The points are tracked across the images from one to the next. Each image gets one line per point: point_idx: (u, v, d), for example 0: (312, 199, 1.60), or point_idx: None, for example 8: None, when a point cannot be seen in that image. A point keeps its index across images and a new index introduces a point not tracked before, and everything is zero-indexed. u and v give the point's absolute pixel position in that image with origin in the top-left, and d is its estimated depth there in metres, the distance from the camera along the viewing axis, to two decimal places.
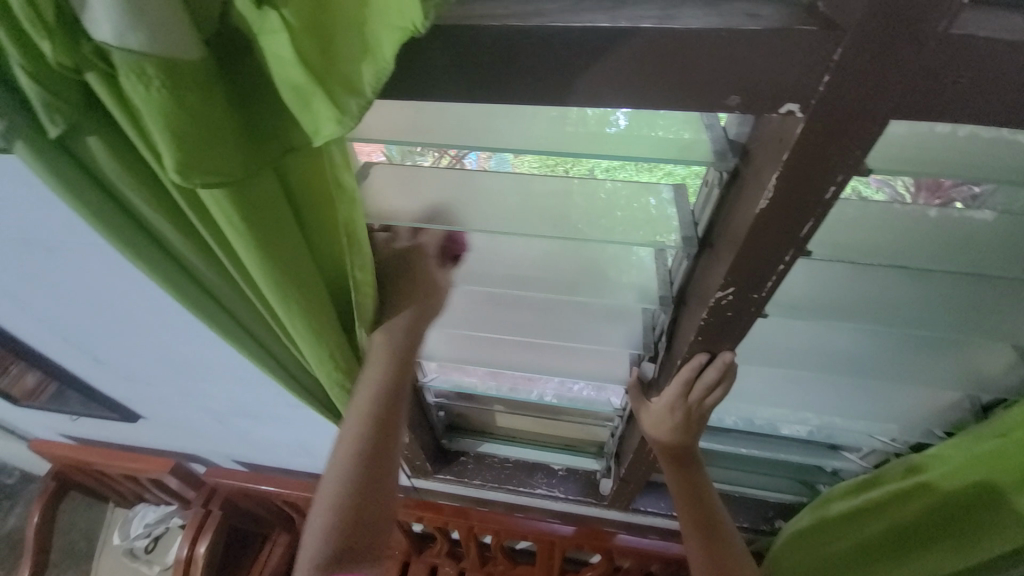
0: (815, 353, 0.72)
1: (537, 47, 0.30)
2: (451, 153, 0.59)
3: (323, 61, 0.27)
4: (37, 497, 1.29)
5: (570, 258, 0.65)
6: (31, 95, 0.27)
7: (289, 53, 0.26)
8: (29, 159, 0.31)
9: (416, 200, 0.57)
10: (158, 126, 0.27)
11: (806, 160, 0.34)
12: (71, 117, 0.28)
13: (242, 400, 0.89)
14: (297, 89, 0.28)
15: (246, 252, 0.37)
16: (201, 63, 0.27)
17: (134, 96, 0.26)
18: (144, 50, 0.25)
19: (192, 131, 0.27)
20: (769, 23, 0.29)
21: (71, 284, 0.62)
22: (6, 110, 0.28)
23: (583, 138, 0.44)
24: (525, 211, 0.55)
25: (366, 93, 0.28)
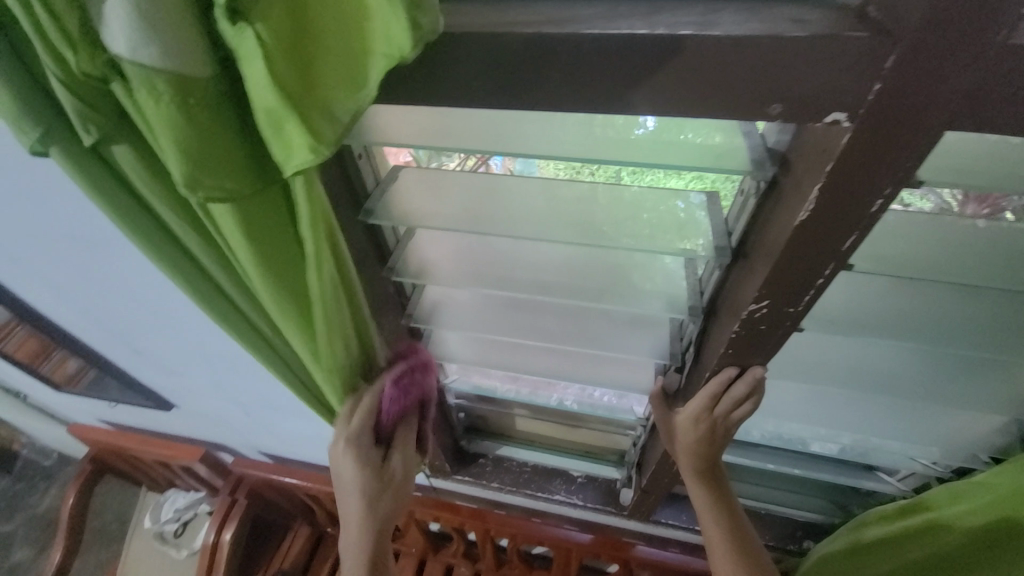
0: (853, 370, 0.69)
1: (573, 56, 0.29)
2: (476, 155, 0.59)
3: (302, 87, 0.27)
4: (74, 478, 1.38)
5: (595, 265, 0.64)
6: (66, 104, 0.28)
7: (263, 79, 0.26)
8: (64, 163, 0.32)
9: (444, 202, 0.57)
10: (167, 140, 0.27)
11: (846, 174, 0.33)
12: (103, 127, 0.29)
13: (268, 394, 0.92)
14: (269, 112, 0.27)
15: (250, 266, 0.37)
16: (212, 81, 0.27)
17: (145, 110, 0.27)
18: (156, 66, 0.25)
19: (200, 145, 0.28)
20: (816, 29, 0.27)
21: (112, 279, 0.65)
22: (45, 118, 0.30)
23: (615, 144, 0.43)
24: (551, 215, 0.55)
25: (339, 121, 0.28)
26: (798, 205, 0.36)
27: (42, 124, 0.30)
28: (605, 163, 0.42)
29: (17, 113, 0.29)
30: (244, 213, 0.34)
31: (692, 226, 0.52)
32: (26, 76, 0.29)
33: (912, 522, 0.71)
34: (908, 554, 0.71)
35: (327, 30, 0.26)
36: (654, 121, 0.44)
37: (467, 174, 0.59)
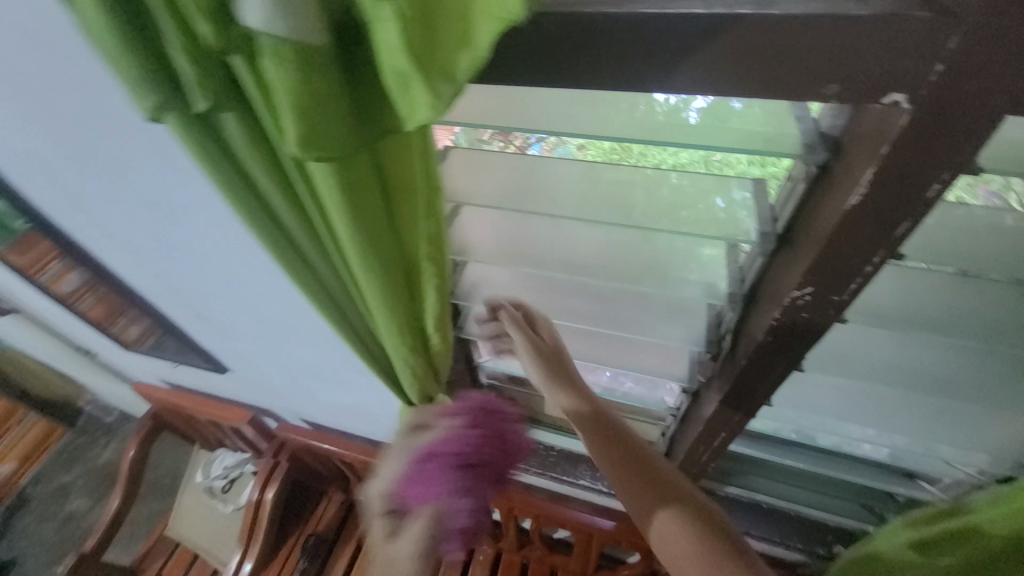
0: (900, 369, 0.67)
1: (630, 33, 0.30)
2: (516, 140, 0.61)
3: (426, 49, 0.27)
4: (136, 433, 1.52)
5: (633, 255, 0.64)
6: (188, 74, 0.29)
7: (398, 43, 0.26)
8: (175, 128, 0.34)
9: (486, 183, 0.60)
10: (286, 101, 0.29)
11: (910, 157, 0.32)
12: (216, 95, 0.31)
13: (316, 363, 0.98)
14: (398, 74, 0.27)
15: (340, 225, 0.39)
16: (326, 46, 0.28)
17: (274, 78, 0.29)
18: (283, 34, 0.26)
19: (312, 107, 0.29)
20: (880, 8, 0.27)
21: (185, 246, 0.71)
22: (164, 88, 0.31)
23: (665, 129, 0.43)
24: (588, 200, 0.56)
25: (459, 80, 0.27)
26: (849, 190, 0.36)
27: (160, 93, 0.31)
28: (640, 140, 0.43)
29: (136, 82, 0.30)
30: (342, 172, 0.36)
31: (735, 218, 0.52)
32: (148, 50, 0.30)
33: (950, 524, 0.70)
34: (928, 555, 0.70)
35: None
36: (704, 105, 0.44)
37: (503, 155, 0.61)
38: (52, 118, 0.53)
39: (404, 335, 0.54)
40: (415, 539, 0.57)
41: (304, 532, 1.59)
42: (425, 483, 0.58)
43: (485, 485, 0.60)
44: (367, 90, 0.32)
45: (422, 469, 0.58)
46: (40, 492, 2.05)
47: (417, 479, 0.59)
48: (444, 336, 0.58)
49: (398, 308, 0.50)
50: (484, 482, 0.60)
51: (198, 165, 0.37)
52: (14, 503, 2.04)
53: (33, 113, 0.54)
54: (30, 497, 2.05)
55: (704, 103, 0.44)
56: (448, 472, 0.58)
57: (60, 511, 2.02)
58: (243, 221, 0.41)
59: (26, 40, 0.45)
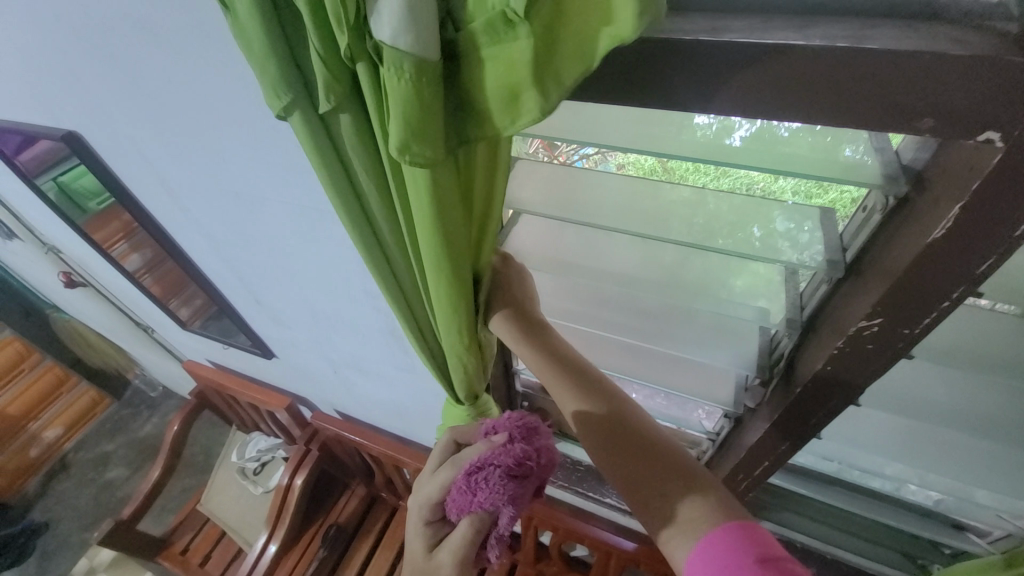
0: (963, 413, 0.64)
1: (725, 59, 0.32)
2: (561, 153, 0.65)
3: (546, 61, 0.30)
4: (181, 408, 1.60)
5: (685, 272, 0.66)
6: (319, 77, 0.33)
7: (524, 58, 0.29)
8: (296, 126, 0.37)
9: (541, 192, 0.63)
10: (397, 109, 0.32)
11: (999, 196, 0.32)
12: (339, 97, 0.34)
13: (358, 356, 1.01)
14: (513, 85, 0.31)
15: (424, 225, 0.42)
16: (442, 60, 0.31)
17: (390, 86, 0.31)
18: (409, 50, 0.30)
19: (422, 114, 0.32)
20: (977, 48, 0.28)
21: (257, 233, 0.76)
22: (295, 89, 0.35)
23: (735, 152, 0.45)
24: (638, 213, 0.58)
25: (566, 85, 0.30)
26: (932, 224, 0.36)
27: (292, 92, 0.35)
28: (688, 159, 0.45)
29: (274, 82, 0.34)
30: (434, 175, 0.38)
31: (779, 246, 0.52)
32: (289, 55, 0.34)
33: None
34: None
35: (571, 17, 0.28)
36: (747, 134, 0.46)
37: (551, 166, 0.65)
38: (167, 110, 0.60)
39: (462, 335, 0.56)
40: (454, 551, 0.56)
41: (325, 521, 1.62)
42: (466, 498, 0.55)
43: (526, 502, 0.55)
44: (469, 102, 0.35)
45: (463, 486, 0.55)
46: (82, 458, 2.17)
47: (459, 495, 0.56)
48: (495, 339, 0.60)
49: (461, 308, 0.52)
50: (524, 499, 0.55)
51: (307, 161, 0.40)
52: (57, 466, 2.17)
53: (154, 105, 0.60)
54: (71, 462, 2.18)
55: (746, 132, 0.46)
56: (489, 491, 0.53)
57: (99, 478, 2.13)
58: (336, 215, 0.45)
59: (161, 41, 0.51)
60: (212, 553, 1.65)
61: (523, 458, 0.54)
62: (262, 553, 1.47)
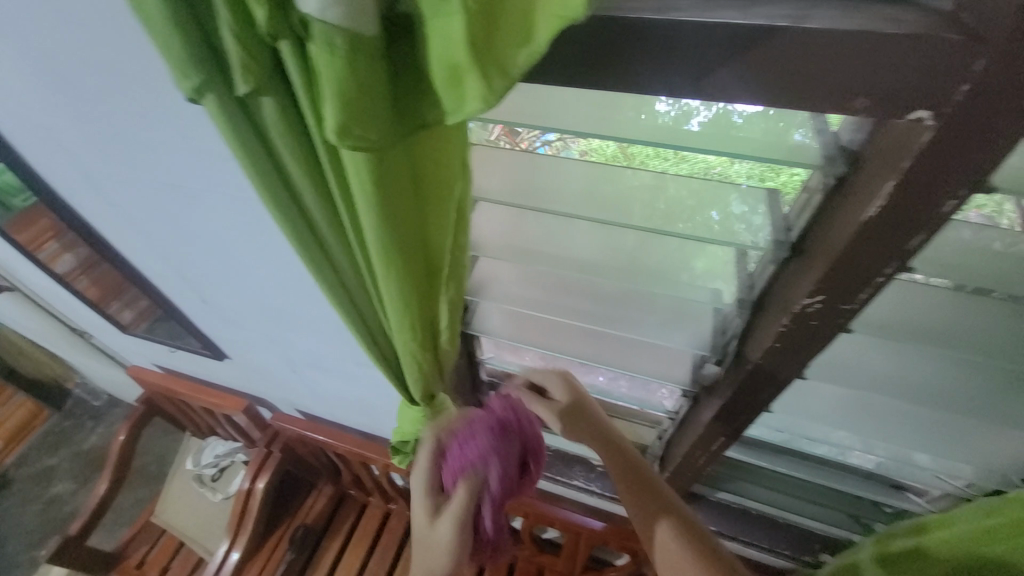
0: (895, 382, 0.69)
1: (669, 38, 0.31)
2: (520, 138, 0.61)
3: (485, 44, 0.27)
4: (127, 417, 1.49)
5: (643, 259, 0.66)
6: (234, 58, 0.30)
7: (459, 35, 0.27)
8: (211, 109, 0.35)
9: (499, 179, 0.62)
10: (331, 90, 0.29)
11: (923, 174, 0.33)
12: (259, 78, 0.32)
13: (317, 353, 0.98)
14: (454, 68, 0.29)
15: (365, 214, 0.39)
16: (376, 37, 0.29)
17: (320, 65, 0.29)
18: (337, 23, 0.27)
19: (357, 94, 0.30)
20: (910, 28, 0.28)
21: (196, 227, 0.71)
22: (206, 69, 0.33)
23: (684, 136, 0.45)
24: (597, 201, 0.58)
25: (513, 76, 0.28)
26: (866, 202, 0.37)
27: (204, 73, 0.33)
28: (644, 144, 0.46)
29: (184, 62, 0.32)
30: (375, 162, 0.36)
31: (737, 227, 0.54)
32: (197, 30, 0.31)
33: None
34: None
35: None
36: (706, 119, 0.46)
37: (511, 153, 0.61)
38: (81, 94, 0.54)
39: (415, 330, 0.54)
40: (452, 515, 0.58)
41: (293, 523, 1.58)
42: (459, 457, 0.59)
43: (513, 460, 0.59)
44: (405, 85, 0.33)
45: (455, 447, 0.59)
46: (21, 475, 2.01)
47: (453, 456, 0.59)
48: (452, 333, 0.59)
49: (412, 303, 0.50)
50: (511, 458, 0.59)
51: (230, 148, 0.38)
52: None
53: (61, 87, 0.54)
54: (8, 480, 2.01)
55: (706, 116, 0.46)
56: (478, 446, 0.58)
57: (44, 493, 1.99)
58: (268, 207, 0.42)
59: (61, 13, 0.45)
60: (171, 566, 1.58)
61: (505, 420, 0.59)
62: (224, 561, 1.42)
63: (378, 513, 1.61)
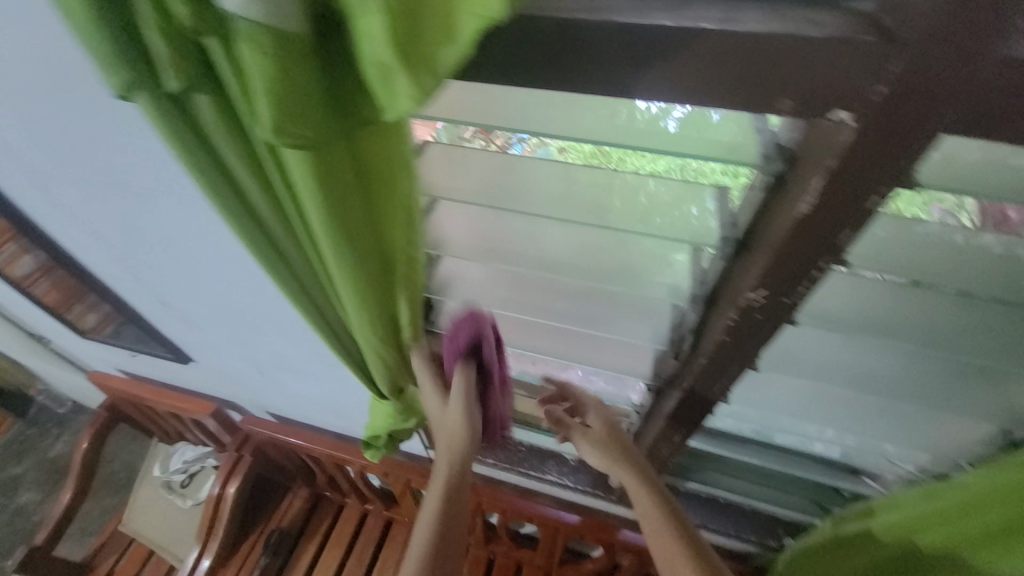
0: (845, 371, 0.71)
1: (599, 37, 0.31)
2: (497, 138, 0.60)
3: (410, 41, 0.27)
4: (88, 425, 1.44)
5: (606, 257, 0.66)
6: (160, 54, 0.30)
7: (380, 33, 0.26)
8: (145, 106, 0.34)
9: (466, 181, 0.61)
10: (260, 88, 0.29)
11: (849, 171, 0.35)
12: (187, 75, 0.31)
13: (284, 354, 0.96)
14: (382, 65, 0.28)
15: (312, 212, 0.39)
16: (305, 34, 0.29)
17: (247, 61, 0.28)
18: (260, 20, 0.26)
19: (288, 92, 0.29)
20: (829, 31, 0.29)
21: (148, 228, 0.69)
22: (135, 65, 0.31)
23: (636, 132, 0.46)
24: (560, 201, 0.59)
25: (441, 73, 0.28)
26: (798, 198, 0.38)
27: (132, 71, 0.31)
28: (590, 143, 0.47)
29: (109, 58, 0.31)
30: (317, 159, 0.35)
31: (685, 220, 0.57)
32: (120, 25, 0.30)
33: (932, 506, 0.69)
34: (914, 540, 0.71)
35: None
36: (683, 116, 0.46)
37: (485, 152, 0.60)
38: (16, 90, 0.51)
39: (376, 326, 0.54)
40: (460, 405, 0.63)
41: (267, 527, 1.55)
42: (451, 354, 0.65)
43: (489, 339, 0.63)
44: (341, 82, 0.32)
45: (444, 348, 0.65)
46: None
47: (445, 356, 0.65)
48: (416, 328, 0.59)
49: (371, 301, 0.50)
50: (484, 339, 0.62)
51: (168, 146, 0.37)
52: None
53: None
54: None
55: (682, 113, 0.46)
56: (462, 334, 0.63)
57: (8, 503, 1.91)
58: (214, 207, 0.41)
59: None
60: None
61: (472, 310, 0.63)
62: (195, 568, 1.40)
63: (355, 513, 1.60)
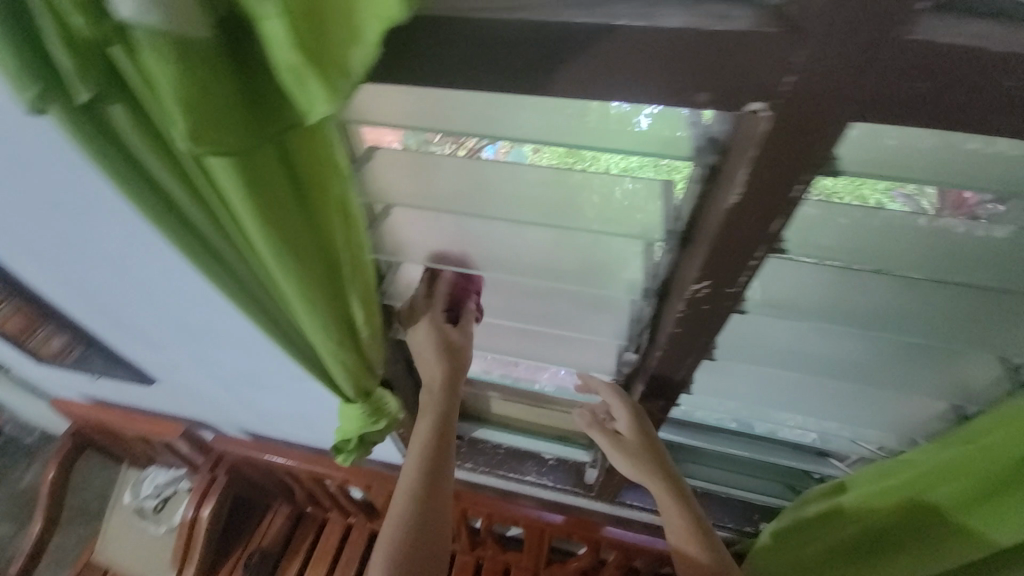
0: (804, 357, 0.73)
1: (513, 37, 0.31)
2: (468, 144, 0.59)
3: (317, 45, 0.27)
4: (55, 451, 1.37)
5: (571, 256, 0.66)
6: (66, 65, 0.28)
7: (281, 38, 0.26)
8: (60, 119, 0.32)
9: (422, 184, 0.61)
10: (170, 96, 0.28)
11: (774, 158, 0.36)
12: (97, 86, 0.30)
13: (249, 369, 0.94)
14: (291, 71, 0.27)
15: (248, 221, 0.38)
16: (210, 40, 0.28)
17: (154, 70, 0.27)
18: (161, 28, 0.26)
19: (200, 100, 0.28)
20: (738, 25, 0.29)
21: (92, 248, 0.66)
22: (43, 77, 0.30)
23: (596, 131, 0.46)
24: (519, 202, 0.59)
25: (354, 77, 0.28)
26: (728, 189, 0.39)
27: (40, 84, 0.30)
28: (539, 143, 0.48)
29: (13, 70, 0.29)
30: (245, 167, 0.34)
31: (632, 213, 0.56)
32: (20, 37, 0.29)
33: (889, 484, 0.71)
34: (875, 518, 0.73)
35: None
36: (654, 115, 0.45)
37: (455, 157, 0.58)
38: None
39: (335, 339, 0.53)
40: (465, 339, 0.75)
41: (249, 547, 1.52)
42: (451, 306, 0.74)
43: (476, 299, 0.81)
44: (261, 87, 0.31)
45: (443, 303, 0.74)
46: None
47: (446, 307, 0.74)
48: (374, 329, 0.57)
49: (323, 311, 0.48)
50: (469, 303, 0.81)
51: (89, 161, 0.35)
52: None
53: None
54: None
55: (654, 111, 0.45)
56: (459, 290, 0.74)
57: None
58: (147, 221, 0.40)
59: None
60: None
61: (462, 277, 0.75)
62: None
63: (339, 527, 1.57)
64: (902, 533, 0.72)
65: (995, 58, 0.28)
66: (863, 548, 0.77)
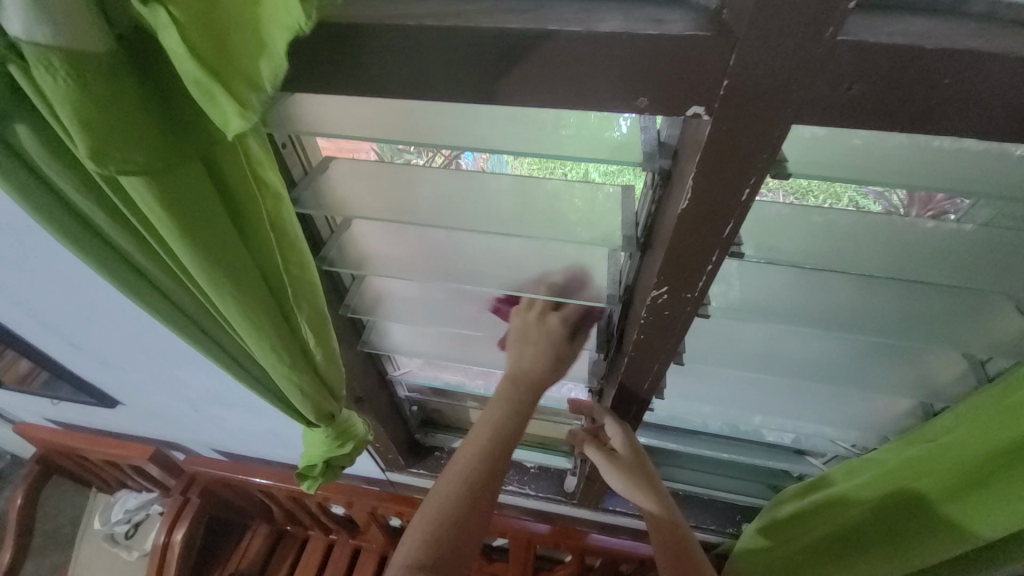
0: (772, 358, 0.73)
1: (443, 46, 0.31)
2: (445, 152, 0.60)
3: (220, 57, 0.25)
4: (21, 479, 1.32)
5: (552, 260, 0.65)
6: None
7: (181, 51, 0.25)
8: None
9: (381, 196, 0.58)
10: (67, 115, 0.27)
11: (717, 163, 0.35)
12: None
13: (216, 388, 0.91)
14: (198, 85, 0.26)
15: (174, 241, 0.36)
16: (109, 54, 0.27)
17: (45, 89, 0.26)
18: (51, 44, 0.24)
19: (101, 117, 0.27)
20: (669, 30, 0.29)
21: (38, 269, 0.64)
22: None
23: (579, 143, 0.44)
24: (496, 211, 0.56)
25: (265, 89, 0.27)
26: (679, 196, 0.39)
27: None
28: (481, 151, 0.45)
29: None
30: (165, 185, 0.33)
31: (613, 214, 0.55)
32: None
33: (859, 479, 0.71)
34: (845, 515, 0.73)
35: (237, 8, 0.25)
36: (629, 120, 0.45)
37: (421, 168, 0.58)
38: None
39: (287, 360, 0.50)
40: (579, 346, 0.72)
41: (227, 569, 1.47)
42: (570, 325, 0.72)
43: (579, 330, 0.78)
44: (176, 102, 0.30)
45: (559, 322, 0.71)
46: None
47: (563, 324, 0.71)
48: (329, 350, 0.55)
49: (270, 332, 0.46)
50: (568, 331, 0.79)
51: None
52: None
53: None
54: None
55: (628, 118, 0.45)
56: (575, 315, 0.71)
57: None
58: (69, 247, 0.38)
59: None
60: None
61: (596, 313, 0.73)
62: None
63: (320, 544, 1.53)
64: (870, 536, 0.71)
65: (923, 57, 0.28)
66: (835, 555, 0.75)
